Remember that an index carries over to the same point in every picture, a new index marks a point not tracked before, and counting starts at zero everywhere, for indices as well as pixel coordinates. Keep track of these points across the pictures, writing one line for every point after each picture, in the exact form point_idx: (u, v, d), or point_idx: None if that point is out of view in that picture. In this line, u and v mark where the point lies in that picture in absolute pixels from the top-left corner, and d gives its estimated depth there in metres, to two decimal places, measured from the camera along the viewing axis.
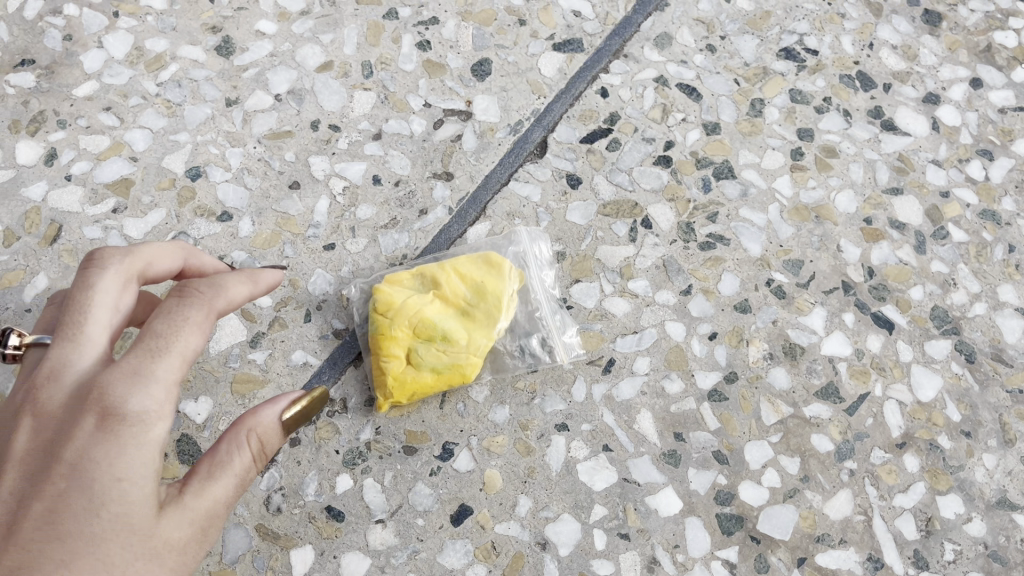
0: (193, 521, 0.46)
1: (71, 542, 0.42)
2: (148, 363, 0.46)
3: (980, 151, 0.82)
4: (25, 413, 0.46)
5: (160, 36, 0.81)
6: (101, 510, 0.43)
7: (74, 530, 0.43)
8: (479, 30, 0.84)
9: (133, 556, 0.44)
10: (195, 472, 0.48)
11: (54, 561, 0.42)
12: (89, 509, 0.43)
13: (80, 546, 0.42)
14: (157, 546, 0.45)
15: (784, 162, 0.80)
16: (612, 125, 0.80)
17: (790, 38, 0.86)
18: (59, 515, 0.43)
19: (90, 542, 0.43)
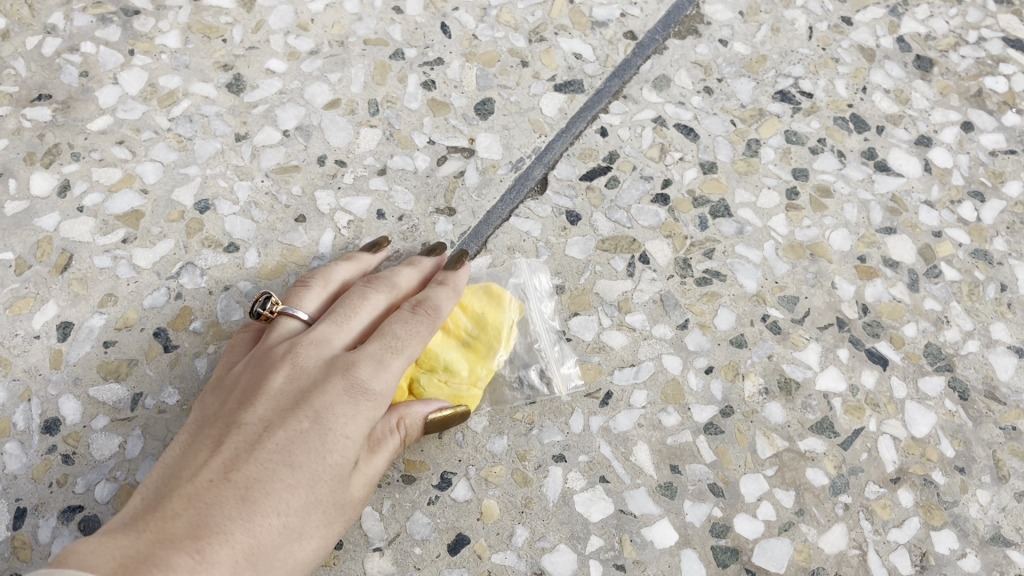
0: (365, 483, 0.60)
1: (300, 471, 0.56)
2: (384, 354, 0.62)
3: (972, 193, 0.84)
4: (285, 364, 0.62)
5: (173, 73, 0.84)
6: (328, 454, 0.57)
7: (306, 462, 0.56)
8: (482, 71, 0.86)
9: (330, 496, 0.57)
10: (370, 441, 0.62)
11: (283, 480, 0.55)
12: (318, 451, 0.57)
13: (303, 477, 0.56)
14: (344, 495, 0.58)
15: (779, 201, 0.82)
16: (611, 163, 0.82)
17: (786, 82, 0.88)
18: (298, 446, 0.57)
19: (313, 475, 0.56)
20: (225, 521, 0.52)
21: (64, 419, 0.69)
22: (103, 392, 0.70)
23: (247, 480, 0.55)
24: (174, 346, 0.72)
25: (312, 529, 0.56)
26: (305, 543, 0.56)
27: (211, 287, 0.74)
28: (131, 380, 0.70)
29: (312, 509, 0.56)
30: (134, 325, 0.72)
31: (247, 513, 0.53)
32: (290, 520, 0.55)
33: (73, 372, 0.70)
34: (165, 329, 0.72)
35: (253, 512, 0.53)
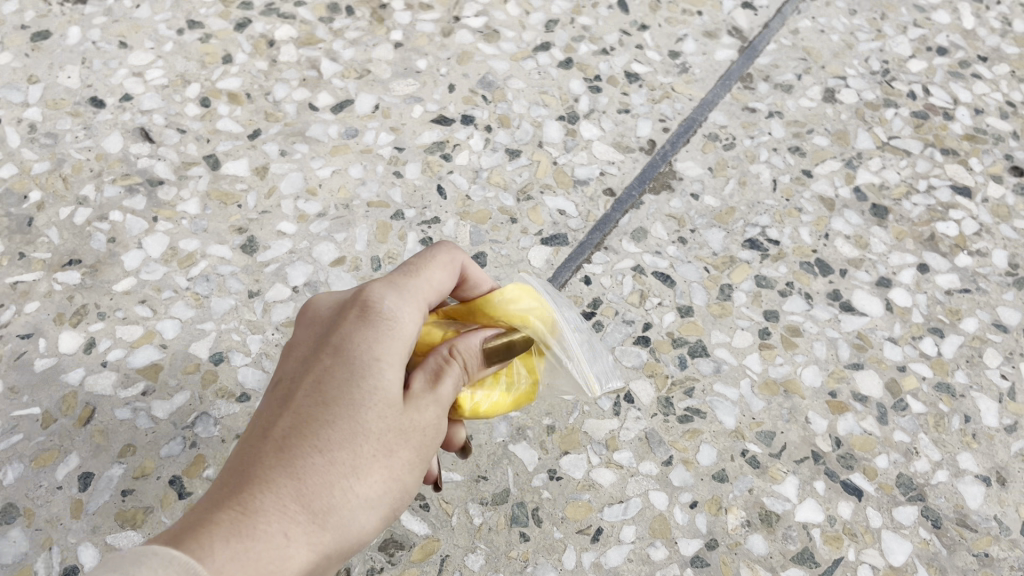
0: (428, 413, 0.59)
1: (335, 405, 0.56)
2: (401, 282, 0.63)
3: (931, 329, 0.90)
4: (303, 321, 0.62)
5: (192, 237, 0.91)
6: (360, 384, 0.56)
7: (337, 398, 0.56)
8: (475, 227, 0.94)
9: (381, 427, 0.56)
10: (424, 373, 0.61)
11: (321, 420, 0.55)
12: (350, 383, 0.56)
13: (345, 414, 0.56)
14: (401, 423, 0.57)
15: (752, 341, 0.88)
16: (595, 309, 0.89)
17: (754, 230, 0.96)
18: (326, 387, 0.56)
19: (350, 412, 0.56)
20: (264, 474, 0.53)
21: (83, 566, 0.73)
22: (120, 539, 0.74)
23: (283, 433, 0.55)
24: (188, 493, 0.76)
25: (371, 462, 0.56)
26: (372, 473, 0.56)
27: (223, 435, 0.79)
28: (146, 526, 0.75)
29: (362, 441, 0.55)
30: (151, 473, 0.77)
31: (288, 463, 0.53)
32: (342, 459, 0.55)
33: (92, 521, 0.75)
34: (180, 476, 0.77)
35: (294, 459, 0.54)
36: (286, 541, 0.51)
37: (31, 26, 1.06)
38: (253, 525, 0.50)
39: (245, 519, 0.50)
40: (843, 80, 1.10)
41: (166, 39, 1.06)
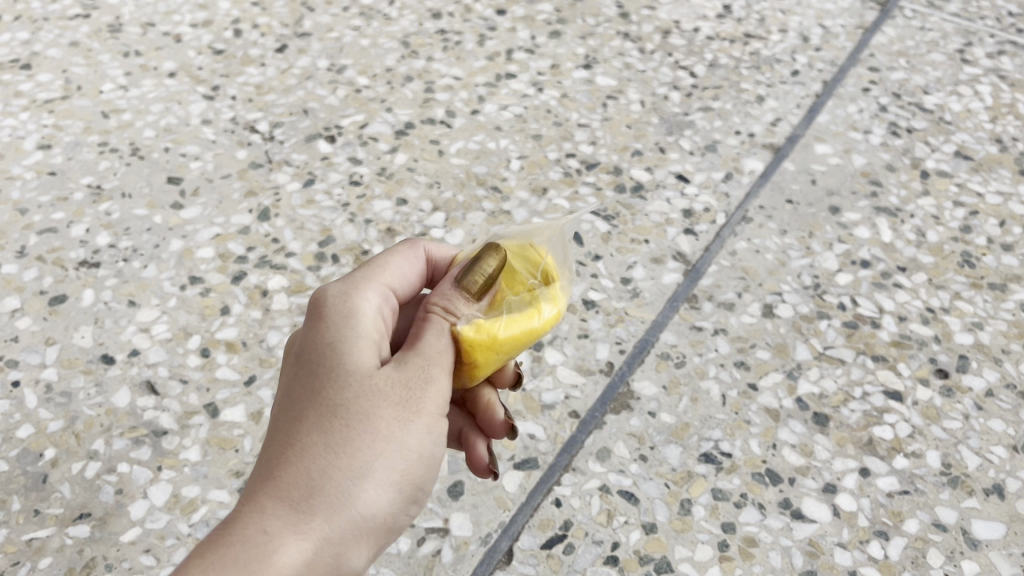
0: (397, 381, 0.71)
1: (307, 406, 0.70)
2: (356, 279, 0.79)
3: (877, 532, 0.98)
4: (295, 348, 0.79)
5: (193, 483, 1.00)
6: (322, 382, 0.71)
7: (308, 403, 0.70)
8: (453, 456, 1.03)
9: (345, 405, 0.69)
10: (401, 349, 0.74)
11: (300, 422, 0.70)
12: (320, 381, 0.71)
13: (317, 410, 0.69)
14: (366, 392, 0.70)
15: (713, 553, 0.95)
16: (567, 530, 0.97)
17: (708, 444, 1.05)
18: (300, 398, 0.71)
19: (319, 402, 0.70)
20: (258, 485, 0.67)
21: None
22: None
23: (273, 444, 0.69)
24: None
25: (349, 431, 0.68)
26: (355, 440, 0.68)
27: None
28: None
29: (333, 418, 0.69)
30: None
31: (273, 468, 0.68)
32: (316, 443, 0.68)
33: None
34: None
35: (279, 460, 0.68)
36: (273, 524, 0.64)
37: (49, 290, 1.18)
38: (245, 527, 0.64)
39: (239, 523, 0.64)
40: (779, 296, 1.22)
41: (170, 295, 1.19)
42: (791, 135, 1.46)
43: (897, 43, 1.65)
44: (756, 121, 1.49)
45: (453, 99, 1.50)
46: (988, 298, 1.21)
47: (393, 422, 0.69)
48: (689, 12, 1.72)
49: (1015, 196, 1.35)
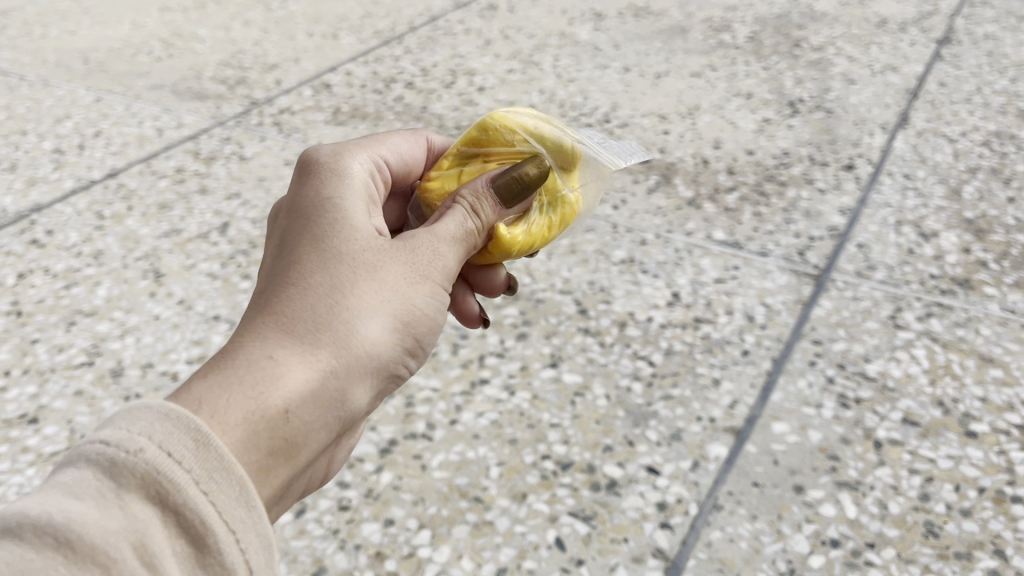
0: (397, 251, 1.02)
1: (317, 258, 0.98)
2: (346, 150, 1.13)
3: None
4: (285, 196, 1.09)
5: None
6: (326, 241, 1.00)
7: (314, 257, 0.98)
8: None
9: (350, 261, 0.98)
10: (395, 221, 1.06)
11: (310, 270, 0.97)
12: (326, 236, 1.00)
13: (325, 260, 0.98)
14: (369, 255, 1.00)
15: None
16: None
17: None
18: (310, 249, 0.99)
19: (329, 253, 0.98)
20: (279, 315, 0.93)
21: None
22: None
23: (283, 283, 0.96)
24: None
25: (356, 287, 0.97)
26: (357, 295, 0.96)
27: None
28: None
29: (341, 270, 0.97)
30: None
31: (290, 304, 0.94)
32: (325, 285, 0.96)
33: None
34: None
35: (292, 299, 0.94)
36: (284, 348, 0.90)
37: None
38: (268, 346, 0.89)
39: (265, 341, 0.90)
40: None
41: None
42: (749, 416, 1.56)
43: (834, 314, 1.80)
44: (715, 405, 1.60)
45: (432, 411, 1.60)
46: (957, 568, 1.26)
47: (390, 278, 0.99)
48: (642, 303, 1.88)
49: (965, 458, 1.44)
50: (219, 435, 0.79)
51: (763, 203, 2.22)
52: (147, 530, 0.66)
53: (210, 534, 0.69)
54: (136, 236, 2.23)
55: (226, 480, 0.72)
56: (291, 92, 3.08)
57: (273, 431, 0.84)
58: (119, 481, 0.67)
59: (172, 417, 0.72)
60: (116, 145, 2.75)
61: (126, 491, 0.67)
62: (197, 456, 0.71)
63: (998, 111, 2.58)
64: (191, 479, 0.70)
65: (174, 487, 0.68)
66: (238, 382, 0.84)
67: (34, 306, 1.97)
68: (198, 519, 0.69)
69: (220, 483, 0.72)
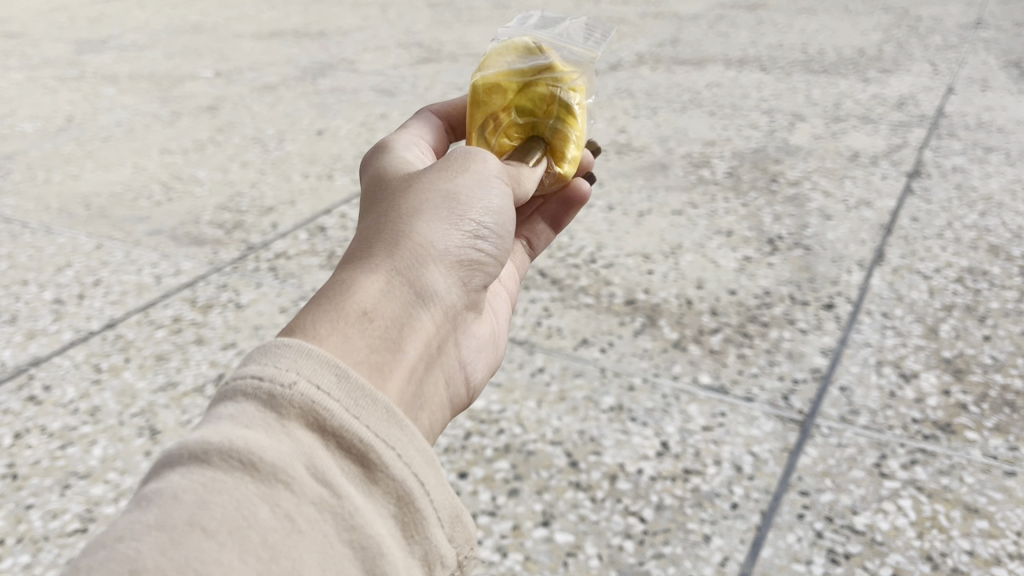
0: (444, 189, 1.24)
1: (386, 213, 1.19)
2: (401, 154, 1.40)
3: None
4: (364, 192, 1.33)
5: None
6: (394, 203, 1.21)
7: (385, 214, 1.19)
8: None
9: (413, 206, 1.19)
10: (432, 169, 1.28)
11: (382, 220, 1.18)
12: (392, 198, 1.23)
13: (392, 211, 1.19)
14: (427, 198, 1.22)
15: None
16: None
17: None
18: (381, 212, 1.20)
19: (398, 205, 1.20)
20: (364, 252, 1.12)
21: None
22: None
23: (365, 234, 1.16)
24: None
25: (422, 216, 1.18)
26: (422, 225, 1.17)
27: None
28: None
29: (407, 212, 1.18)
30: None
31: (372, 239, 1.14)
32: (397, 223, 1.16)
33: None
34: None
35: (373, 238, 1.14)
36: (373, 264, 1.09)
37: None
38: (359, 267, 1.09)
39: (358, 263, 1.10)
40: None
41: None
42: None
43: (820, 463, 1.83)
44: (706, 562, 1.61)
45: None
46: None
47: (439, 209, 1.21)
48: (632, 453, 1.90)
49: None
50: (336, 326, 0.98)
51: (747, 345, 2.27)
52: (306, 452, 0.81)
53: (363, 439, 0.85)
54: (132, 391, 2.27)
55: (370, 403, 0.88)
56: (286, 235, 3.18)
57: (371, 337, 1.01)
58: (278, 409, 0.83)
59: (305, 354, 0.88)
60: (114, 294, 2.82)
61: (288, 418, 0.83)
62: (341, 384, 0.88)
63: (969, 246, 2.68)
64: (337, 404, 0.86)
65: (325, 412, 0.84)
66: (328, 300, 1.01)
67: (29, 468, 1.99)
68: (348, 427, 0.85)
69: (359, 402, 0.88)
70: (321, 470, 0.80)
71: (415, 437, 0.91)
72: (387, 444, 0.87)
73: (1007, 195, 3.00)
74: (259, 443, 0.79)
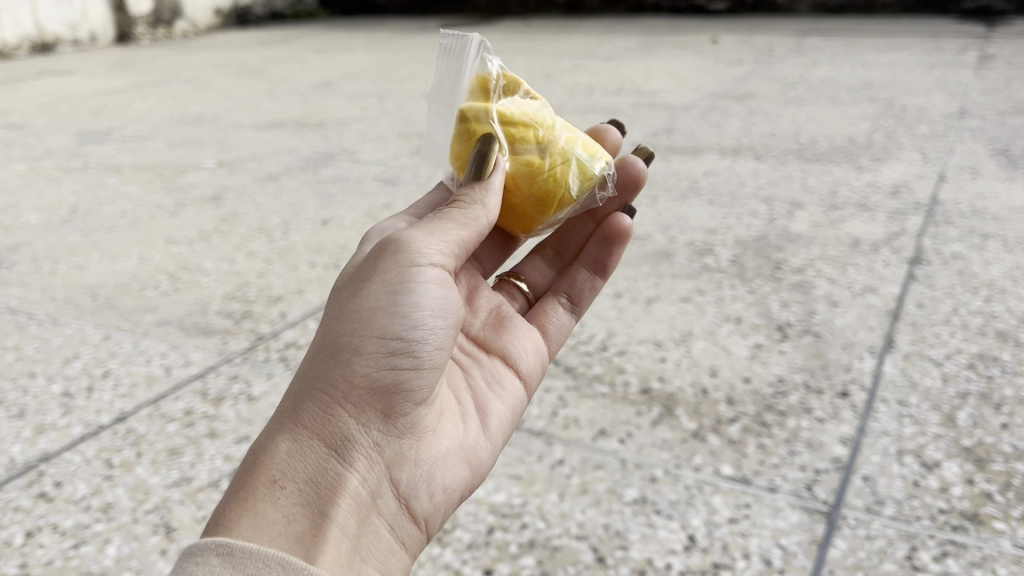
0: (347, 340, 1.51)
1: (304, 374, 1.51)
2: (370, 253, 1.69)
3: None
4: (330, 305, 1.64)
5: None
6: (313, 361, 1.52)
7: (304, 375, 1.50)
8: None
9: (320, 370, 1.50)
10: (350, 299, 1.55)
11: (301, 385, 1.50)
12: (317, 349, 1.53)
13: (310, 373, 1.50)
14: (333, 355, 1.51)
15: None
16: None
17: None
18: (305, 369, 1.51)
19: (315, 364, 1.51)
20: (285, 421, 1.47)
21: None
22: None
23: (289, 396, 1.49)
24: None
25: (327, 379, 1.49)
26: (323, 396, 1.48)
27: None
28: None
29: (317, 375, 1.50)
30: None
31: (290, 409, 1.47)
32: (308, 392, 1.48)
33: None
34: None
35: (290, 407, 1.48)
36: (282, 441, 1.44)
37: None
38: (275, 445, 1.43)
39: (276, 438, 1.44)
40: None
41: None
42: None
43: (850, 556, 1.81)
44: None
45: None
46: None
47: (340, 368, 1.50)
48: (659, 547, 1.88)
49: None
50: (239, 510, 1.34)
51: (765, 434, 2.27)
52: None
53: None
54: (146, 486, 2.24)
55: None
56: (296, 325, 3.18)
57: (289, 511, 1.36)
58: None
59: (208, 547, 1.26)
60: (124, 386, 2.80)
61: None
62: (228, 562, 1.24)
63: (977, 332, 2.72)
64: None
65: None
66: (253, 492, 1.37)
67: (41, 569, 1.95)
68: None
69: (250, 574, 1.23)
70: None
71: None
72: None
73: (1008, 281, 3.06)
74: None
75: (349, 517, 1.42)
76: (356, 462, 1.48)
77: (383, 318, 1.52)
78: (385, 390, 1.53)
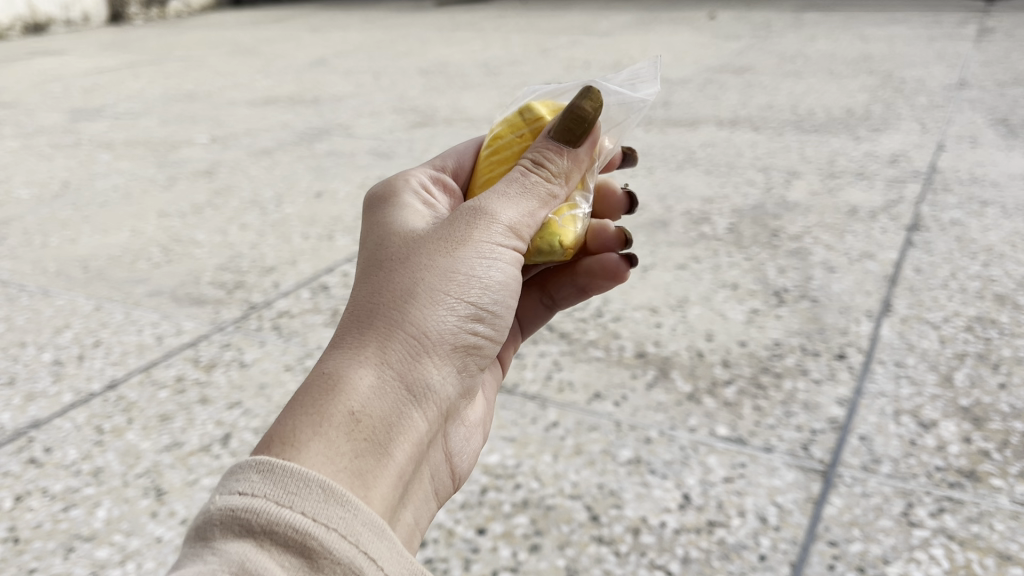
0: (429, 289, 1.40)
1: (375, 309, 1.36)
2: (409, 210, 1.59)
3: None
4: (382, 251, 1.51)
5: None
6: (386, 296, 1.38)
7: (377, 309, 1.36)
8: None
9: (398, 308, 1.36)
10: (432, 247, 1.44)
11: (373, 319, 1.35)
12: (390, 287, 1.39)
13: (385, 310, 1.36)
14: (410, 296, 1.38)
15: None
16: None
17: None
18: (375, 305, 1.37)
19: (389, 299, 1.37)
20: (356, 352, 1.31)
21: None
22: None
23: (357, 329, 1.34)
24: None
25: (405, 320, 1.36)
26: (399, 335, 1.34)
27: None
28: None
29: (393, 312, 1.36)
30: None
31: (359, 342, 1.32)
32: (384, 328, 1.34)
33: None
34: None
35: (359, 340, 1.33)
36: (358, 373, 1.28)
37: None
38: (348, 375, 1.28)
39: (343, 370, 1.28)
40: None
41: None
42: None
43: (846, 513, 1.80)
44: None
45: None
46: None
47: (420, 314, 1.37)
48: (653, 506, 1.86)
49: None
50: (314, 437, 1.17)
51: (761, 396, 2.25)
52: (239, 554, 1.01)
53: (301, 529, 1.04)
54: (136, 451, 2.22)
55: (336, 511, 1.08)
56: (289, 294, 3.16)
57: (359, 448, 1.21)
58: (226, 531, 1.04)
59: (285, 470, 1.09)
60: (115, 354, 2.78)
61: (236, 537, 1.03)
62: (304, 493, 1.08)
63: (975, 296, 2.69)
64: (302, 520, 1.05)
65: (255, 513, 1.05)
66: (327, 420, 1.20)
67: (31, 532, 1.94)
68: (282, 517, 1.05)
69: (327, 508, 1.08)
70: (252, 564, 0.99)
71: (359, 512, 1.10)
72: (325, 523, 1.06)
73: (1007, 246, 3.03)
74: (194, 570, 0.99)
75: (406, 465, 1.30)
76: (423, 411, 1.37)
77: (466, 277, 1.44)
78: (453, 347, 1.44)
